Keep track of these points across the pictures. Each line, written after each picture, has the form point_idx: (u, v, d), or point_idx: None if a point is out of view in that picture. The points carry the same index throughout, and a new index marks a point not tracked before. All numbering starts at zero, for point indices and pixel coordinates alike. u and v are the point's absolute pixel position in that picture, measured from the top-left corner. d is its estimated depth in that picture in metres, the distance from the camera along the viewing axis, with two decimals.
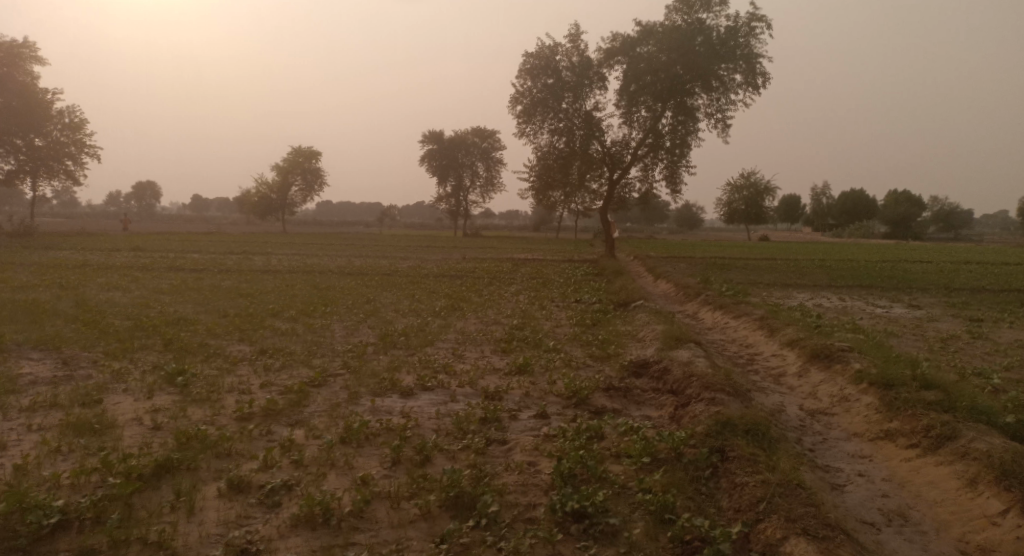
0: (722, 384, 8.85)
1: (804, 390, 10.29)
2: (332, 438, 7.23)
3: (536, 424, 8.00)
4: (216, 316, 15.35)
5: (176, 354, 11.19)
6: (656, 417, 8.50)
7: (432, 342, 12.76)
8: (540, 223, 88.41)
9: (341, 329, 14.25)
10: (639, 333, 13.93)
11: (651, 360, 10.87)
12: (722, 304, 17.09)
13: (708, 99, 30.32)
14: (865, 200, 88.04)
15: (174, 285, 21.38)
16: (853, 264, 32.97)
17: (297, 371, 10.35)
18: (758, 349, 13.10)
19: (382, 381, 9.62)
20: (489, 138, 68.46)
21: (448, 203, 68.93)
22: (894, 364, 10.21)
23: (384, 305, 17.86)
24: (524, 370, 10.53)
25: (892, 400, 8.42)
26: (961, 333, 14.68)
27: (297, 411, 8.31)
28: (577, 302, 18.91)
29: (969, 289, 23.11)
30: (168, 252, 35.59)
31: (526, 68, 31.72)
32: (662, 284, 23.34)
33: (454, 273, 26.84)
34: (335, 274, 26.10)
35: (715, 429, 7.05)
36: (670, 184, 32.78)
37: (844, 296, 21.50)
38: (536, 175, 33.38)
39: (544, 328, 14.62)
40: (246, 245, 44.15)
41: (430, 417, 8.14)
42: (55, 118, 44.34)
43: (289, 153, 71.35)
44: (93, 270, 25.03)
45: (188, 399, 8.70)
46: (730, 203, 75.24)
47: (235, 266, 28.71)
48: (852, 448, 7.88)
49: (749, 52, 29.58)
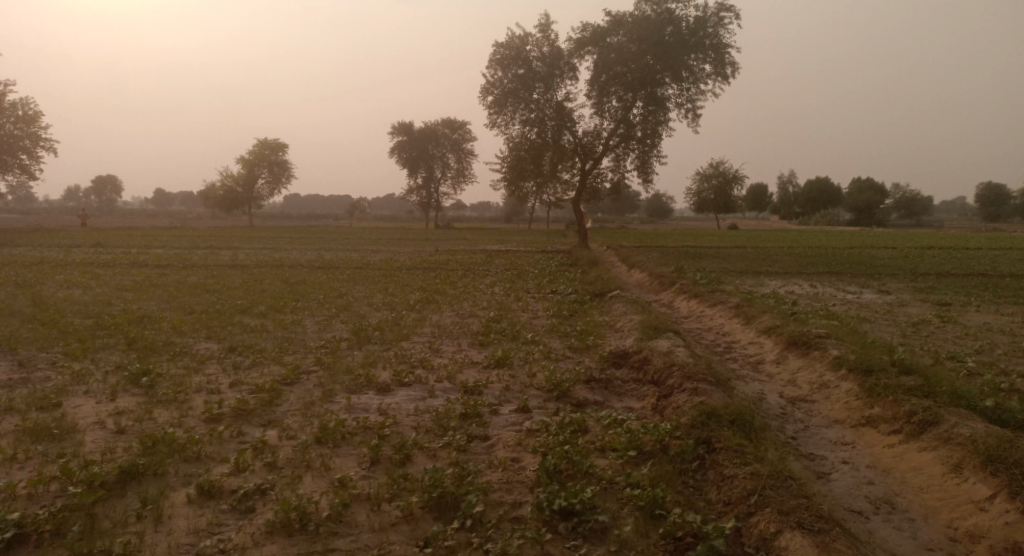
0: (703, 373, 8.76)
1: (783, 377, 10.25)
2: (306, 438, 6.97)
3: (517, 419, 7.82)
4: (182, 313, 14.90)
5: (141, 354, 10.81)
6: (639, 409, 8.37)
7: (408, 336, 12.50)
8: (510, 214, 88.13)
9: (313, 325, 13.91)
10: (616, 323, 13.82)
11: (631, 351, 10.75)
12: (697, 292, 17.07)
13: (678, 90, 30.31)
14: (831, 187, 89.18)
15: (138, 282, 20.78)
16: (822, 251, 33.26)
17: (268, 368, 10.04)
18: (735, 336, 13.06)
19: (357, 378, 9.36)
20: (459, 129, 68.02)
21: (418, 195, 68.31)
22: (871, 349, 10.21)
23: (356, 299, 17.51)
24: (502, 363, 10.34)
25: (873, 386, 8.39)
26: (933, 317, 14.81)
27: (269, 410, 8.03)
28: (553, 293, 18.77)
29: (937, 274, 23.40)
30: (130, 247, 34.66)
31: (496, 58, 31.43)
32: (636, 273, 23.33)
33: (427, 265, 26.51)
34: (305, 268, 25.66)
35: (700, 420, 6.93)
36: (641, 173, 32.77)
37: (816, 283, 21.64)
38: (507, 166, 33.13)
39: (521, 320, 14.43)
40: (212, 239, 43.23)
41: (408, 414, 7.91)
42: (8, 110, 43.01)
43: (255, 146, 70.27)
44: (52, 268, 24.24)
45: (155, 400, 8.37)
46: (700, 192, 75.73)
47: (201, 261, 28.08)
48: (835, 435, 7.82)
49: (718, 42, 29.59)
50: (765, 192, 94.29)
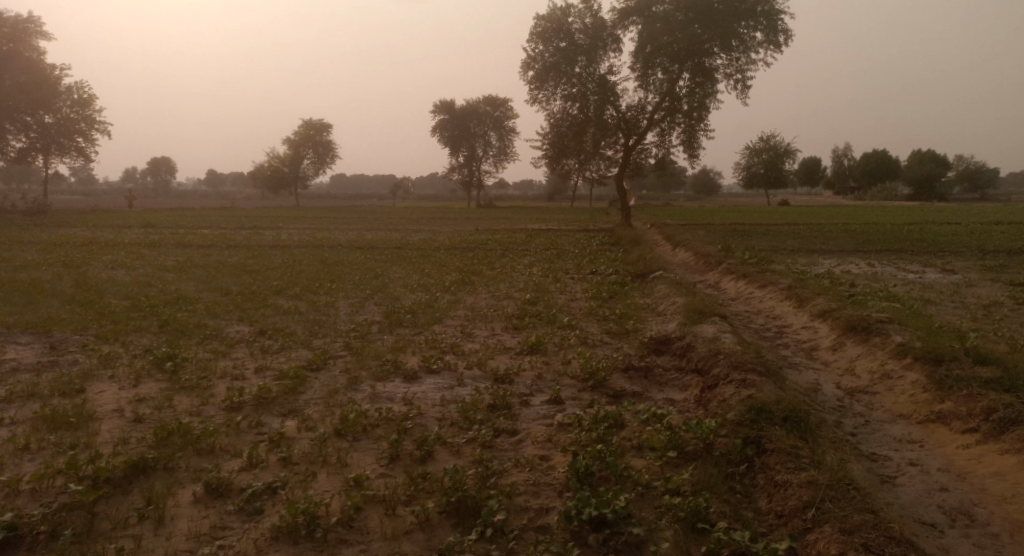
0: (752, 363, 8.10)
1: (840, 365, 9.52)
2: (324, 430, 6.58)
3: (549, 411, 7.32)
4: (217, 294, 14.73)
5: (171, 336, 10.58)
6: (680, 401, 7.79)
7: (440, 320, 12.06)
8: (553, 192, 87.09)
9: (346, 307, 13.57)
10: (659, 305, 13.17)
11: (674, 336, 10.14)
12: (746, 273, 16.25)
13: (727, 60, 29.01)
14: (888, 160, 85.85)
15: (178, 262, 20.79)
16: (879, 227, 31.78)
17: (296, 353, 9.71)
18: (787, 320, 12.31)
19: (384, 364, 8.98)
20: (501, 107, 67.26)
21: (460, 173, 67.88)
22: (938, 336, 9.42)
23: (392, 280, 17.16)
24: (537, 349, 9.84)
25: (941, 378, 7.68)
26: (1003, 299, 13.78)
27: (291, 399, 7.68)
28: (593, 274, 18.16)
29: (1005, 251, 22.01)
30: (177, 228, 35.02)
31: (537, 31, 30.58)
32: (681, 253, 22.51)
33: (467, 244, 26.07)
34: (344, 248, 25.44)
35: (747, 416, 6.35)
36: (687, 149, 31.72)
37: (872, 262, 20.53)
38: (549, 143, 32.35)
39: (558, 302, 13.89)
40: (258, 219, 43.45)
41: (434, 404, 7.49)
42: (63, 94, 43.76)
43: (301, 126, 70.73)
44: (99, 248, 24.47)
45: (176, 387, 8.04)
46: (749, 167, 73.50)
47: (244, 242, 28.13)
48: (899, 433, 7.13)
49: (770, 8, 28.12)
50: (818, 166, 91.21)
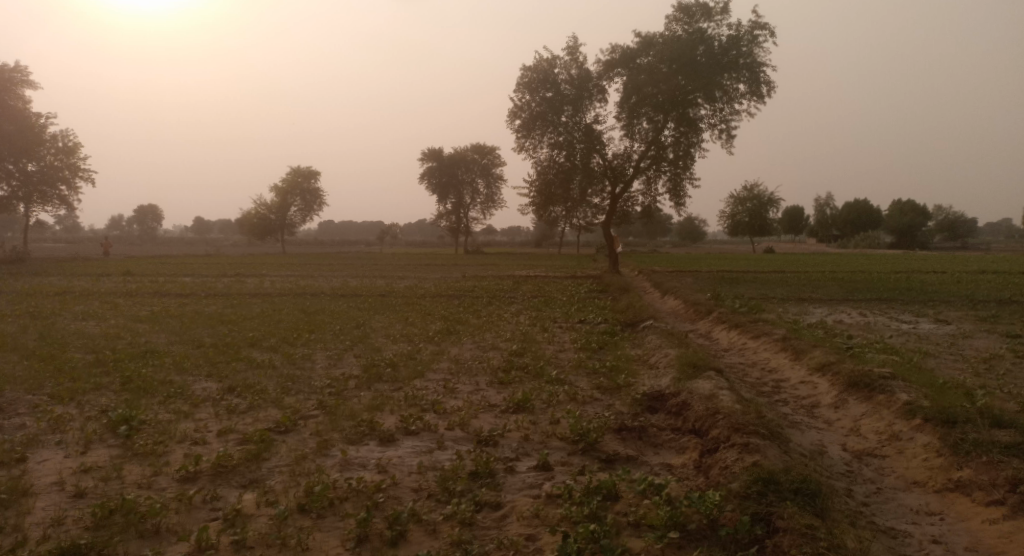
0: (754, 424, 7.53)
1: (844, 424, 8.97)
2: (286, 506, 5.90)
3: (537, 479, 6.71)
4: (189, 348, 14.02)
5: (131, 396, 9.82)
6: (678, 466, 7.22)
7: (422, 374, 11.41)
8: (539, 239, 87.25)
9: (324, 360, 12.91)
10: (651, 358, 12.62)
11: (668, 393, 9.59)
12: (737, 322, 15.79)
13: (711, 110, 29.11)
14: (870, 209, 86.81)
15: (154, 312, 20.05)
16: (867, 276, 31.62)
17: (265, 413, 9.02)
18: (784, 374, 11.79)
19: (359, 425, 8.32)
20: (488, 154, 67.55)
21: (448, 220, 67.86)
22: (946, 393, 8.94)
23: (374, 331, 16.53)
24: (523, 407, 9.22)
25: (957, 441, 7.20)
26: (1003, 352, 13.34)
27: (255, 465, 6.98)
28: (581, 323, 17.65)
29: (997, 301, 21.76)
30: (158, 276, 34.24)
31: (524, 81, 30.64)
32: (670, 300, 22.12)
33: (452, 292, 25.53)
34: (327, 297, 24.80)
35: (753, 488, 5.81)
36: (674, 196, 31.59)
37: (864, 311, 20.15)
38: (536, 190, 32.18)
39: (546, 353, 13.31)
40: (241, 267, 42.71)
41: (411, 472, 6.86)
42: (48, 143, 43.34)
43: (288, 173, 70.43)
44: (72, 298, 23.69)
45: (128, 453, 7.30)
46: (734, 215, 73.95)
47: (223, 290, 27.40)
48: (916, 503, 6.60)
49: (753, 60, 28.33)
50: (801, 214, 92.11)
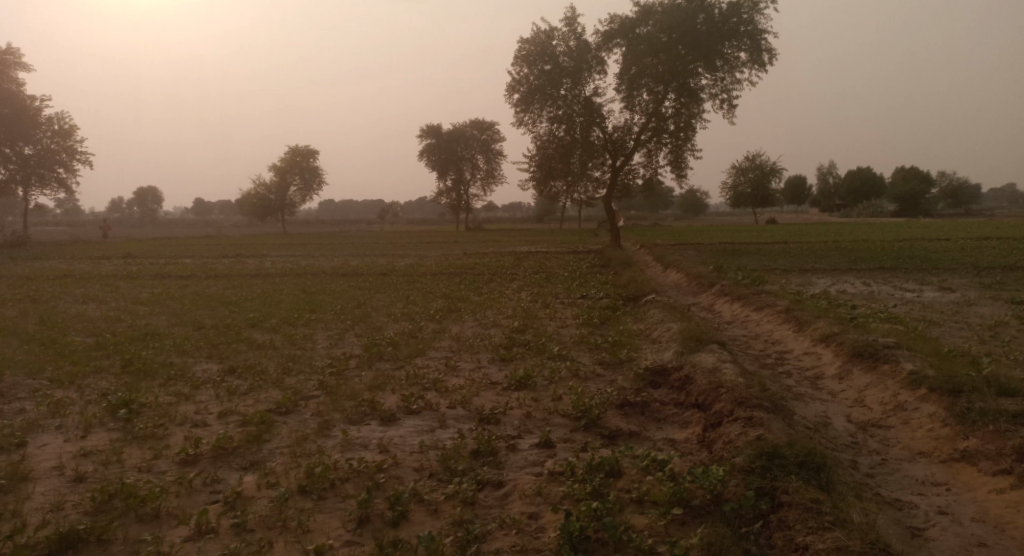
0: (758, 397, 7.45)
1: (848, 396, 8.90)
2: (286, 488, 5.85)
3: (539, 457, 6.66)
4: (189, 330, 13.95)
5: (132, 379, 9.77)
6: (681, 441, 7.16)
7: (423, 352, 11.34)
8: (540, 215, 86.97)
9: (325, 340, 12.84)
10: (653, 332, 12.54)
11: (671, 367, 9.53)
12: (740, 294, 15.69)
13: (712, 79, 28.75)
14: (873, 178, 86.25)
15: (154, 295, 19.97)
16: (870, 245, 31.44)
17: (266, 394, 8.97)
18: (787, 345, 11.71)
19: (359, 405, 8.26)
20: (488, 130, 67.03)
21: (449, 197, 67.57)
22: (951, 362, 8.85)
23: (375, 309, 16.45)
24: (525, 384, 9.16)
25: (963, 411, 7.12)
26: (1008, 319, 13.22)
27: (254, 447, 6.92)
28: (582, 298, 17.56)
29: (1001, 267, 21.61)
30: (158, 258, 34.13)
31: (522, 54, 30.24)
32: (672, 274, 22.02)
33: (454, 269, 25.43)
34: (328, 276, 24.70)
35: (757, 463, 5.74)
36: (675, 169, 31.33)
37: (868, 281, 20.00)
38: (536, 165, 31.94)
39: (547, 329, 13.25)
40: (241, 248, 42.65)
41: (412, 451, 6.81)
42: (44, 125, 42.99)
43: (287, 152, 69.99)
44: (72, 282, 23.62)
45: (128, 436, 7.25)
46: (736, 186, 73.52)
47: (224, 271, 27.30)
48: (922, 473, 6.55)
49: (754, 28, 27.92)
50: (803, 184, 91.57)
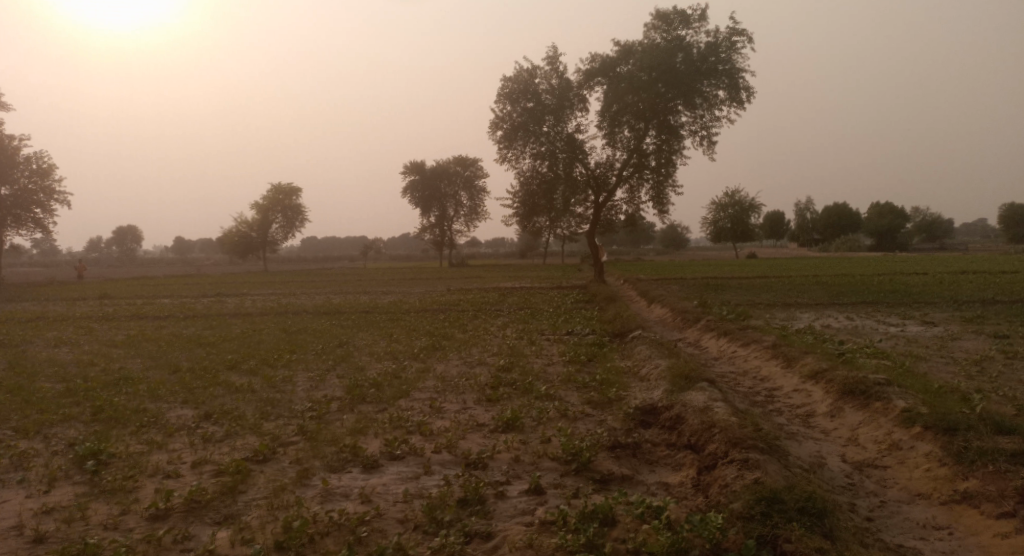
0: (753, 438, 7.26)
1: (842, 434, 8.73)
2: (262, 544, 5.55)
3: (529, 504, 6.40)
4: (165, 373, 13.54)
5: (102, 427, 9.38)
6: (675, 485, 6.94)
7: (407, 394, 11.04)
8: (523, 250, 87.20)
9: (306, 381, 12.50)
10: (641, 369, 12.34)
11: (661, 406, 9.32)
12: (726, 330, 15.58)
13: (692, 117, 29.07)
14: (849, 213, 87.60)
15: (130, 337, 19.48)
16: (851, 279, 31.65)
17: (243, 441, 8.63)
18: (776, 382, 11.57)
19: (341, 451, 7.96)
20: (471, 167, 67.34)
21: (432, 234, 67.55)
22: (944, 399, 8.73)
23: (358, 349, 16.12)
24: (512, 426, 8.90)
25: (960, 450, 6.97)
26: (993, 353, 13.20)
27: (231, 499, 6.60)
28: (568, 335, 17.36)
29: (981, 301, 21.76)
30: (135, 298, 33.53)
31: (504, 92, 30.47)
32: (657, 309, 21.93)
33: (437, 307, 25.19)
34: (309, 315, 24.35)
35: (756, 509, 5.56)
36: (657, 205, 31.51)
37: (851, 315, 20.02)
38: (519, 201, 31.99)
39: (533, 367, 13.01)
40: (221, 286, 42.10)
41: (396, 501, 6.52)
42: (21, 165, 42.53)
43: (269, 190, 69.74)
44: (46, 324, 23.04)
45: (95, 490, 6.89)
46: (716, 221, 74.22)
47: (202, 311, 26.84)
48: (923, 516, 6.37)
49: (731, 67, 28.34)
50: (781, 219, 92.76)
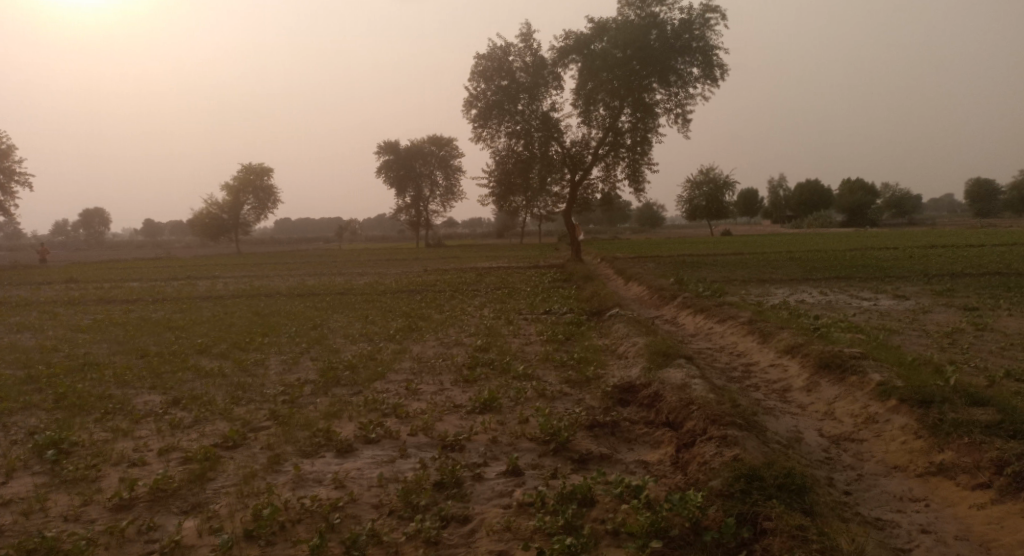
0: (731, 414, 7.21)
1: (818, 408, 8.73)
2: (231, 533, 5.38)
3: (507, 486, 6.30)
4: (132, 358, 13.21)
5: (65, 415, 9.09)
6: (654, 464, 6.88)
7: (382, 376, 10.86)
8: (500, 230, 86.93)
9: (278, 365, 12.26)
10: (618, 347, 12.28)
11: (639, 384, 9.26)
12: (703, 306, 15.58)
13: (667, 94, 28.93)
14: (821, 189, 88.38)
15: (96, 321, 19.02)
16: (824, 254, 31.91)
17: (213, 427, 8.41)
18: (753, 358, 11.56)
19: (314, 436, 7.77)
20: (446, 146, 66.67)
21: (408, 214, 67.00)
22: (918, 371, 8.75)
23: (332, 331, 15.89)
24: (489, 407, 8.78)
25: (936, 422, 6.97)
26: (965, 325, 13.34)
27: (200, 486, 6.42)
28: (546, 314, 17.26)
29: (950, 274, 22.02)
30: (103, 282, 32.82)
31: (479, 70, 30.03)
32: (634, 286, 21.91)
33: (414, 287, 24.95)
34: (282, 297, 23.97)
35: (736, 486, 5.51)
36: (633, 183, 31.44)
37: (825, 290, 20.14)
38: (495, 181, 31.73)
39: (511, 347, 12.89)
40: (192, 269, 41.36)
41: (371, 485, 6.38)
42: None
43: (240, 171, 68.40)
44: (11, 310, 22.47)
45: (56, 481, 6.65)
46: (691, 199, 74.43)
47: (171, 294, 26.30)
48: (900, 489, 6.38)
49: (706, 44, 28.18)
50: (755, 196, 93.33)
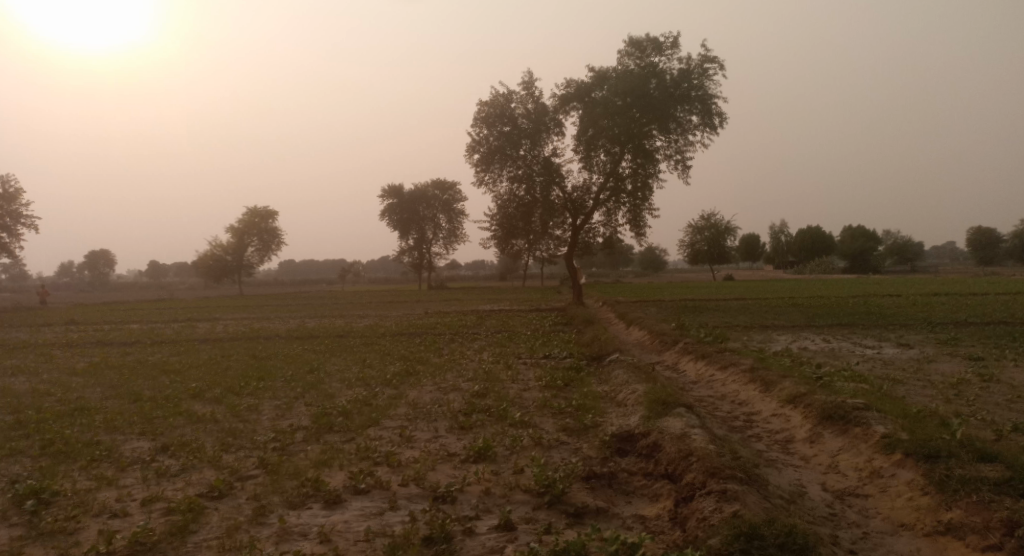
0: (731, 467, 7.00)
1: (821, 461, 8.50)
2: None
3: (498, 542, 6.07)
4: (125, 402, 13.02)
5: (49, 462, 8.87)
6: (652, 519, 6.64)
7: (376, 422, 10.65)
8: (503, 273, 87.00)
9: (272, 410, 12.05)
10: (618, 394, 12.06)
11: (637, 434, 9.04)
12: (704, 353, 15.38)
13: (666, 141, 29.16)
14: (823, 235, 88.62)
15: (92, 364, 18.83)
16: (826, 301, 31.76)
17: (200, 475, 8.19)
18: (754, 407, 11.33)
19: (303, 485, 7.55)
20: (450, 189, 67.09)
21: (410, 256, 67.17)
22: (923, 424, 8.54)
23: (329, 375, 15.69)
24: (484, 456, 8.56)
25: (942, 478, 6.75)
26: (970, 376, 13.12)
27: (180, 539, 6.20)
28: (546, 358, 17.07)
29: (954, 323, 21.81)
30: (102, 324, 32.69)
31: (481, 116, 30.34)
32: (635, 331, 21.73)
33: (414, 330, 24.80)
34: (280, 340, 23.80)
35: (735, 546, 5.29)
36: (634, 227, 31.53)
37: (828, 337, 19.93)
38: (497, 224, 31.84)
39: (508, 393, 12.68)
40: (193, 311, 41.26)
41: (357, 540, 6.16)
42: None
43: (245, 214, 68.76)
44: (7, 352, 22.30)
45: (32, 533, 6.43)
46: (693, 244, 74.57)
47: (170, 337, 26.13)
48: (906, 549, 6.13)
49: (704, 93, 28.53)
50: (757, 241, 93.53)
